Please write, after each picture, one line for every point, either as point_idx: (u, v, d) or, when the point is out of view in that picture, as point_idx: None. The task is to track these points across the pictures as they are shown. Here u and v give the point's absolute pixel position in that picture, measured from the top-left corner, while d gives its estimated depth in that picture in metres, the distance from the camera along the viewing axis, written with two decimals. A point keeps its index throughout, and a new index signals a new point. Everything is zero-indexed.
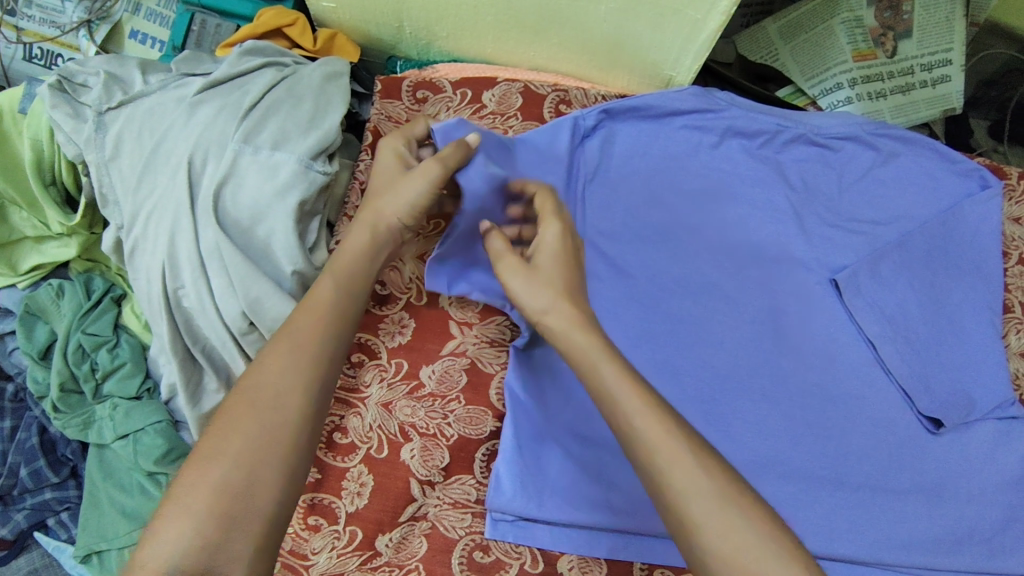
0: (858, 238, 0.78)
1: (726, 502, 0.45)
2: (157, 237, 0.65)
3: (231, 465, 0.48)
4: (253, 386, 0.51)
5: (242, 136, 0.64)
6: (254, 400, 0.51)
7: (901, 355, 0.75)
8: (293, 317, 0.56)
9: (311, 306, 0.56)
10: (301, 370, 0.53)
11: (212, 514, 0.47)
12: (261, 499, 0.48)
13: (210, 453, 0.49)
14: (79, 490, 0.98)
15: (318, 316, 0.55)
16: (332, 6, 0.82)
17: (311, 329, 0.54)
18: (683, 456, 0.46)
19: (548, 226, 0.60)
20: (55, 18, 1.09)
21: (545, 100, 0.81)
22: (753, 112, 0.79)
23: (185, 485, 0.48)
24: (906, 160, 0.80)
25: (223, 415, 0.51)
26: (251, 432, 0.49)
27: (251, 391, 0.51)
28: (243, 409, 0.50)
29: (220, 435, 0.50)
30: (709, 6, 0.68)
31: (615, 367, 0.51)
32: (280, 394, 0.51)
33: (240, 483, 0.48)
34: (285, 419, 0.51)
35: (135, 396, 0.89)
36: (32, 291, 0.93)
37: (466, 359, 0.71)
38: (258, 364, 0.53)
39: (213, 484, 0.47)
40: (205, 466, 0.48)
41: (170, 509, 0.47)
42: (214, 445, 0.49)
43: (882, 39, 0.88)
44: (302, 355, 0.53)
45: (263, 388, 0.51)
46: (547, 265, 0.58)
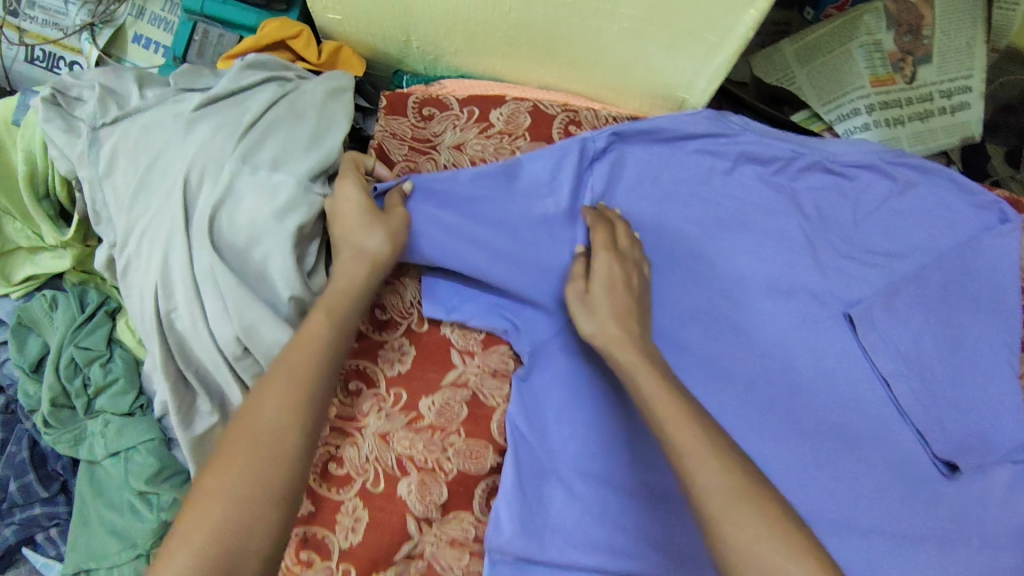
0: (873, 270, 0.76)
1: (742, 501, 0.48)
2: (151, 257, 0.63)
3: (229, 504, 0.47)
4: (250, 423, 0.51)
5: (241, 155, 0.61)
6: (254, 435, 0.50)
7: (914, 392, 0.74)
8: (288, 351, 0.55)
9: (305, 339, 0.55)
10: (300, 404, 0.52)
11: (210, 555, 0.45)
12: (259, 538, 0.47)
13: (208, 492, 0.48)
14: (69, 506, 0.96)
15: (313, 349, 0.55)
16: (338, 18, 0.80)
17: (307, 361, 0.54)
18: (705, 458, 0.50)
19: (600, 257, 0.66)
20: (59, 20, 1.07)
21: (554, 120, 0.79)
22: (768, 138, 0.77)
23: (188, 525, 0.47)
24: (926, 189, 0.77)
25: (224, 452, 0.50)
26: (253, 469, 0.49)
27: (252, 426, 0.51)
28: (243, 446, 0.50)
29: (222, 472, 0.49)
30: (726, 30, 0.65)
31: (650, 377, 0.57)
32: (277, 429, 0.51)
33: (242, 520, 0.47)
34: (284, 456, 0.50)
35: (127, 412, 0.87)
36: (25, 302, 0.91)
37: (466, 390, 0.68)
38: (254, 400, 0.52)
39: (213, 523, 0.46)
40: (209, 505, 0.47)
41: (168, 551, 0.46)
42: (216, 483, 0.48)
43: (901, 64, 0.86)
44: (299, 389, 0.53)
45: (263, 424, 0.51)
46: (602, 292, 0.64)
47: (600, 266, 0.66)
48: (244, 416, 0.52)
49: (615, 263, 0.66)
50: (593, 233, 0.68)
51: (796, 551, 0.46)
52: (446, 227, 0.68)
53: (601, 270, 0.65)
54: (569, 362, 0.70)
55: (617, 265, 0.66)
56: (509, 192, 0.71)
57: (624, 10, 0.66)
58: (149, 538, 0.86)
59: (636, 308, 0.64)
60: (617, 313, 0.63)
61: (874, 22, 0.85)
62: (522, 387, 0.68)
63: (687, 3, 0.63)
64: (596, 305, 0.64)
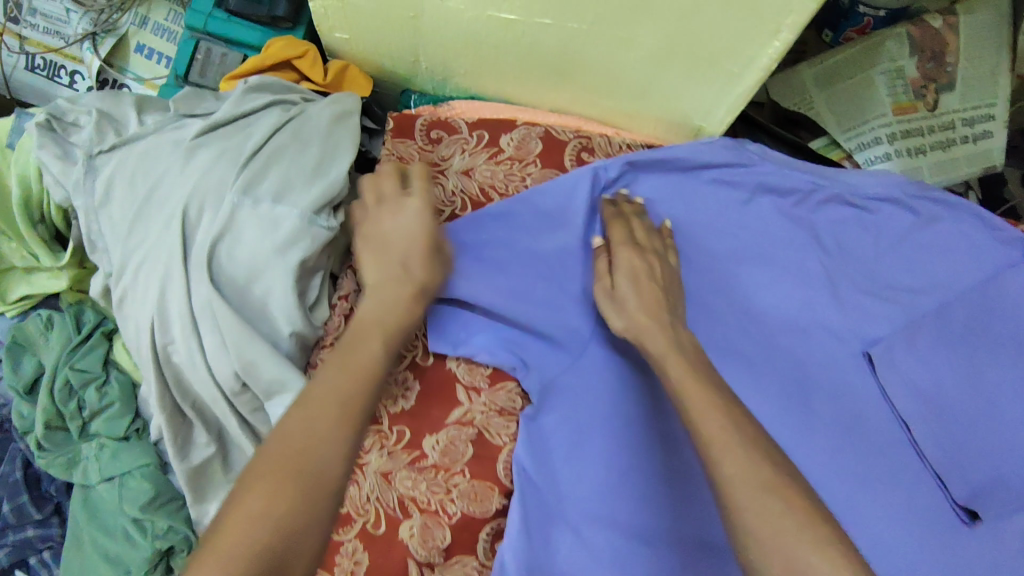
0: (892, 307, 0.73)
1: (769, 494, 0.44)
2: (147, 290, 0.61)
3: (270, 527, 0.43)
4: (297, 438, 0.46)
5: (242, 186, 0.59)
6: (301, 467, 0.45)
7: (934, 434, 0.71)
8: (333, 371, 0.50)
9: (356, 361, 0.50)
10: (351, 437, 0.47)
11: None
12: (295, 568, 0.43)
13: (249, 510, 0.43)
14: (62, 528, 0.93)
15: (363, 375, 0.50)
16: (345, 36, 0.77)
17: (359, 390, 0.49)
18: (734, 449, 0.47)
19: (622, 252, 0.65)
20: (61, 28, 1.05)
21: (566, 146, 0.76)
22: (784, 168, 0.75)
23: (218, 558, 0.41)
24: (949, 224, 0.74)
25: (265, 477, 0.44)
26: (298, 506, 0.44)
27: (297, 454, 0.46)
28: (290, 476, 0.44)
29: (262, 503, 0.43)
30: (746, 61, 0.63)
31: (679, 367, 0.55)
32: (328, 449, 0.46)
33: (280, 564, 0.42)
34: (329, 496, 0.45)
35: (123, 436, 0.85)
36: (20, 321, 0.89)
37: (472, 429, 0.66)
38: (298, 420, 0.47)
39: (252, 545, 0.42)
40: (246, 540, 0.42)
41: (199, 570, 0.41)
42: (258, 516, 0.43)
43: (923, 91, 0.83)
44: (353, 421, 0.48)
45: (311, 455, 0.45)
46: (626, 286, 0.63)
47: (623, 259, 0.65)
48: (286, 438, 0.46)
49: (637, 256, 0.65)
50: (611, 227, 0.67)
51: (821, 543, 0.42)
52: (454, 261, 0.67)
53: (625, 264, 0.64)
54: (579, 397, 0.67)
55: (640, 258, 0.65)
56: (522, 225, 0.70)
57: (642, 38, 0.64)
58: (144, 566, 0.82)
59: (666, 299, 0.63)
60: (646, 306, 0.61)
61: (896, 47, 0.82)
62: (530, 427, 0.66)
63: (709, 33, 0.61)
64: (624, 299, 0.63)
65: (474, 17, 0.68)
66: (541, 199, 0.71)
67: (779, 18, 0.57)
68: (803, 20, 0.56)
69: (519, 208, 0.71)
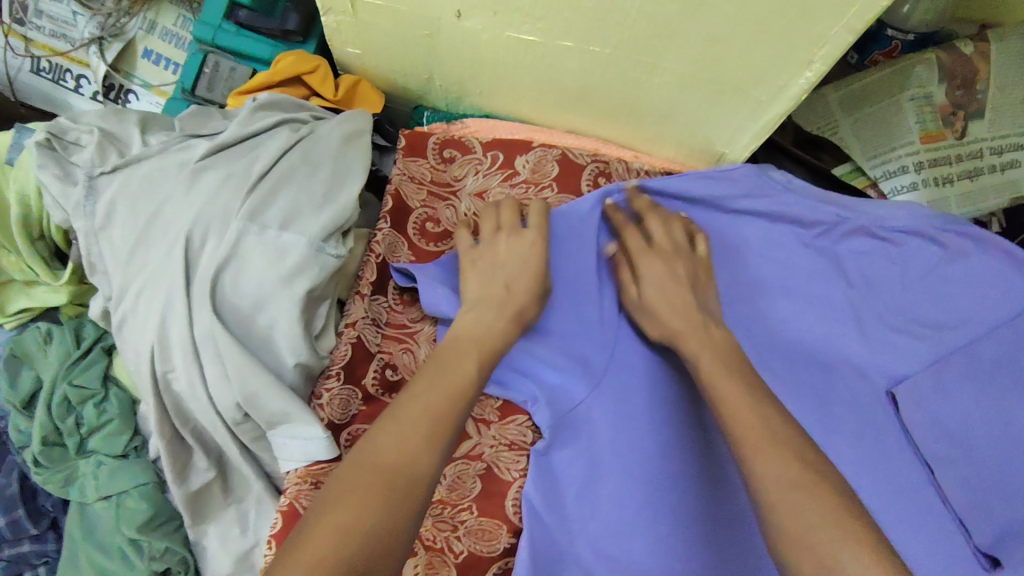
0: (918, 344, 0.70)
1: (795, 489, 0.45)
2: (147, 316, 0.59)
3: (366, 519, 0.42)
4: (389, 441, 0.46)
5: (249, 213, 0.57)
6: (393, 476, 0.44)
7: (961, 476, 0.68)
8: (423, 388, 0.50)
9: (445, 380, 0.51)
10: (439, 452, 0.47)
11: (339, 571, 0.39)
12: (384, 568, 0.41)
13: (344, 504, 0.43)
14: (58, 543, 0.91)
15: (449, 394, 0.50)
16: (358, 52, 0.75)
17: (446, 406, 0.49)
18: (762, 443, 0.48)
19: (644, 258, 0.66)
20: (66, 31, 1.02)
21: (584, 171, 0.74)
22: (811, 199, 0.72)
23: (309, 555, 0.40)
24: (980, 259, 0.71)
25: (357, 483, 0.44)
26: (386, 513, 0.43)
27: (387, 462, 0.45)
28: (383, 482, 0.44)
29: (354, 508, 0.42)
30: (775, 91, 0.61)
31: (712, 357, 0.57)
32: (417, 452, 0.46)
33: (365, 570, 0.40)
34: (415, 511, 0.44)
35: (121, 453, 0.83)
36: (19, 333, 0.87)
37: (481, 463, 0.64)
38: (388, 431, 0.47)
39: (347, 538, 0.41)
40: (337, 541, 0.41)
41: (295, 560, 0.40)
42: (348, 518, 0.42)
43: (951, 119, 0.81)
44: (442, 426, 0.48)
45: (402, 465, 0.45)
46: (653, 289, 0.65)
47: (647, 267, 0.66)
48: (379, 448, 0.46)
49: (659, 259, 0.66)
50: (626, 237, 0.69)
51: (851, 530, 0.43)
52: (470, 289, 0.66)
53: (650, 272, 0.65)
54: (593, 432, 0.64)
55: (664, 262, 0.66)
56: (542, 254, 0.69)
57: (667, 63, 0.62)
58: None
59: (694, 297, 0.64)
60: (674, 310, 0.63)
61: (925, 74, 0.80)
62: (540, 462, 0.63)
63: (738, 61, 0.58)
64: (652, 307, 0.64)
65: (493, 37, 0.65)
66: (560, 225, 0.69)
67: (813, 49, 0.55)
68: (837, 51, 0.54)
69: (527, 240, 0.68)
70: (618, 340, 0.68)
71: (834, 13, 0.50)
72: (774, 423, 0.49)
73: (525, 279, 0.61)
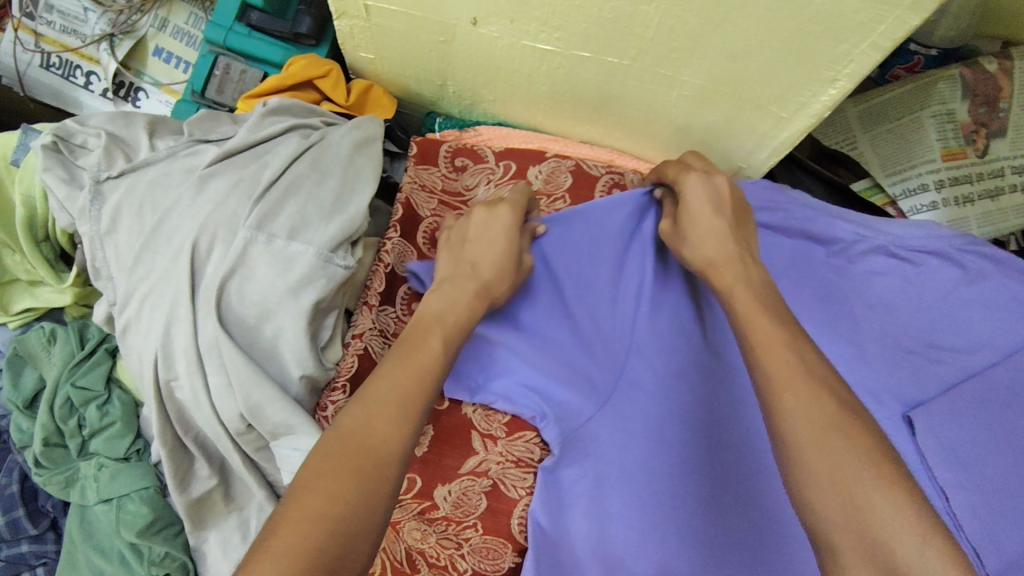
0: (939, 368, 0.68)
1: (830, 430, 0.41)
2: (152, 323, 0.59)
3: (339, 505, 0.41)
4: (357, 425, 0.45)
5: (255, 222, 0.56)
6: (365, 459, 0.43)
7: (978, 508, 0.63)
8: (388, 370, 0.49)
9: (415, 361, 0.50)
10: (409, 434, 0.46)
11: (313, 561, 0.38)
12: (360, 556, 0.40)
13: (314, 490, 0.41)
14: (58, 544, 0.90)
15: (417, 376, 0.49)
16: (370, 57, 0.74)
17: (417, 388, 0.48)
18: (796, 379, 0.44)
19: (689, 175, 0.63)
20: (78, 27, 1.01)
21: (597, 182, 0.74)
22: (828, 216, 0.71)
23: (280, 545, 0.38)
24: (998, 281, 0.68)
25: (327, 469, 0.42)
26: (357, 499, 0.41)
27: (356, 445, 0.44)
28: (353, 467, 0.43)
29: (326, 493, 0.41)
30: (797, 106, 0.59)
31: (747, 293, 0.54)
32: (388, 436, 0.45)
33: (339, 557, 0.39)
34: (386, 495, 0.43)
35: (123, 456, 0.81)
36: (22, 333, 0.86)
37: (487, 480, 0.63)
38: (357, 414, 0.46)
39: (320, 528, 0.39)
40: (309, 529, 0.39)
41: (265, 551, 0.38)
42: (319, 504, 0.40)
43: (973, 137, 0.79)
44: (411, 411, 0.47)
45: (373, 448, 0.44)
46: (696, 215, 0.61)
47: (690, 187, 0.62)
48: (347, 434, 0.45)
49: (706, 178, 0.62)
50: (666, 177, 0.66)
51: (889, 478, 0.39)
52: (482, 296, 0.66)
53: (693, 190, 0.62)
54: (600, 451, 0.62)
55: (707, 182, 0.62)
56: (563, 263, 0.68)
57: (687, 77, 0.61)
58: None
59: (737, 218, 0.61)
60: (713, 228, 0.59)
61: (948, 91, 0.78)
62: (547, 479, 0.62)
63: (759, 78, 0.57)
64: (686, 238, 0.61)
65: (508, 45, 0.64)
66: (570, 232, 0.68)
67: (837, 66, 0.53)
68: (862, 69, 0.53)
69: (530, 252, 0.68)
70: (630, 355, 0.65)
71: (861, 32, 0.49)
72: (812, 362, 0.46)
73: (491, 255, 0.60)
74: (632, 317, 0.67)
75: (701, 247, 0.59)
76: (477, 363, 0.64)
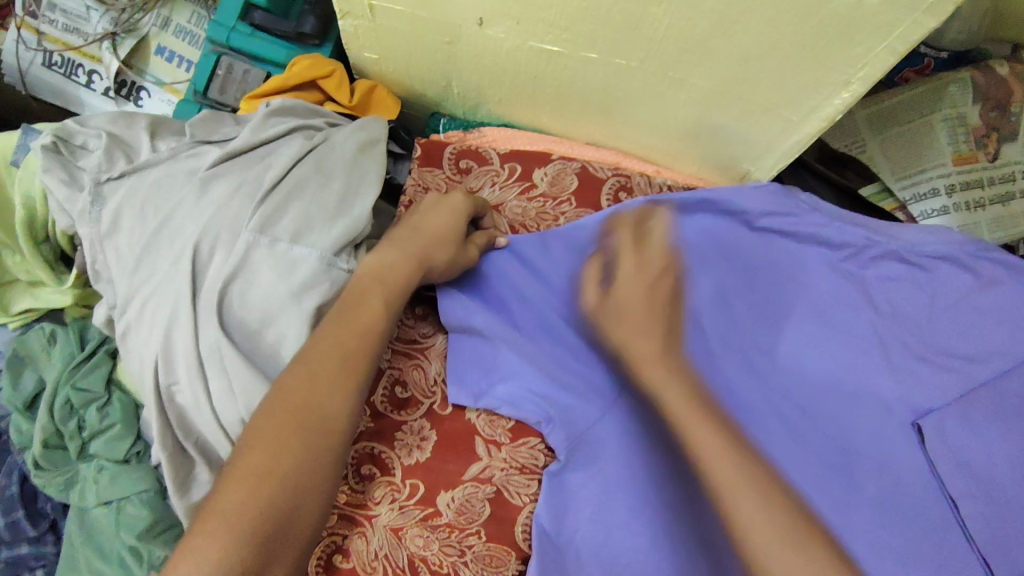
0: (947, 376, 0.67)
1: None
2: (152, 326, 0.58)
3: (278, 470, 0.47)
4: (298, 392, 0.50)
5: (258, 224, 0.56)
6: (308, 419, 0.49)
7: (990, 518, 0.62)
8: (329, 329, 0.53)
9: (354, 328, 0.53)
10: (350, 388, 0.52)
11: (255, 522, 0.46)
12: (303, 514, 0.48)
13: (255, 456, 0.48)
14: (57, 546, 0.89)
15: (360, 335, 0.53)
16: (374, 57, 0.73)
17: (361, 346, 0.53)
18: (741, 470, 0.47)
19: (625, 262, 0.67)
20: (80, 26, 1.01)
21: (603, 185, 0.73)
22: (838, 221, 0.70)
23: (227, 503, 0.46)
24: (1014, 289, 0.67)
25: (270, 432, 0.49)
26: (299, 456, 0.48)
27: (297, 406, 0.50)
28: (293, 428, 0.49)
29: (265, 458, 0.48)
30: (808, 110, 0.59)
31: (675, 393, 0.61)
32: (325, 402, 0.50)
33: (288, 506, 0.47)
34: (328, 457, 0.50)
35: (122, 459, 0.80)
36: (22, 334, 0.86)
37: (490, 487, 0.62)
38: (296, 381, 0.51)
39: (261, 492, 0.46)
40: (255, 486, 0.47)
41: (215, 515, 0.46)
42: (263, 463, 0.47)
43: (984, 140, 0.78)
44: (350, 376, 0.52)
45: (313, 407, 0.50)
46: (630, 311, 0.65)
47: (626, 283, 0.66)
48: (290, 393, 0.50)
49: (640, 270, 0.67)
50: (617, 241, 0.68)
51: None
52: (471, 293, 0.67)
53: (625, 286, 0.66)
54: (610, 456, 0.61)
55: (638, 278, 0.66)
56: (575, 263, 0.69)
57: (696, 80, 0.60)
58: None
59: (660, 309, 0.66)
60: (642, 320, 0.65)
61: (959, 94, 0.77)
62: (552, 484, 0.61)
63: (772, 81, 0.56)
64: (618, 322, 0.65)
65: (515, 47, 0.64)
66: (571, 237, 0.69)
67: (851, 70, 0.53)
68: (876, 73, 0.53)
69: (529, 252, 0.69)
70: None
71: (876, 36, 0.49)
72: None
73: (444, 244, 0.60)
74: None
75: (629, 343, 0.63)
76: (478, 361, 0.64)
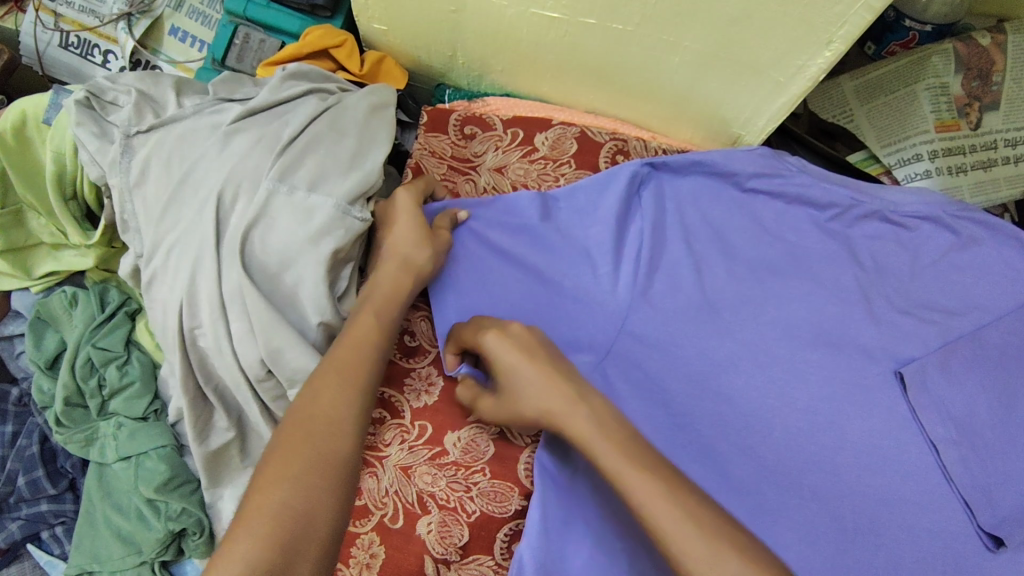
0: (928, 326, 0.70)
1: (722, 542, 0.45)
2: (177, 272, 0.61)
3: (292, 475, 0.48)
4: (303, 408, 0.52)
5: (278, 174, 0.60)
6: (312, 426, 0.51)
7: (967, 460, 0.65)
8: (333, 352, 0.56)
9: (351, 346, 0.56)
10: (351, 397, 0.54)
11: (274, 526, 0.46)
12: (321, 515, 0.48)
13: (270, 471, 0.49)
14: (76, 504, 0.92)
15: (358, 350, 0.56)
16: (383, 28, 0.77)
17: (357, 358, 0.56)
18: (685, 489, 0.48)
19: (485, 336, 0.59)
20: (96, 7, 1.04)
21: (602, 148, 0.77)
22: (825, 182, 0.74)
23: (245, 516, 0.47)
24: (991, 248, 0.71)
25: (279, 446, 0.50)
26: (310, 461, 0.49)
27: (305, 419, 0.51)
28: (300, 438, 0.50)
29: (278, 466, 0.49)
30: (795, 70, 0.62)
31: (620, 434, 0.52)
32: (330, 411, 0.52)
33: (303, 508, 0.47)
34: (339, 462, 0.50)
35: (141, 416, 0.83)
36: (44, 297, 0.89)
37: (495, 428, 0.66)
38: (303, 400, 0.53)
39: (276, 498, 0.47)
40: (271, 492, 0.48)
41: (236, 529, 0.46)
42: (277, 470, 0.49)
43: (966, 109, 0.83)
44: (353, 385, 0.54)
45: (318, 417, 0.52)
46: (509, 379, 0.57)
47: (491, 346, 0.58)
48: (297, 411, 0.52)
49: (500, 332, 0.59)
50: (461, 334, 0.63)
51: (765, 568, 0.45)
52: (467, 251, 0.70)
53: (499, 349, 0.58)
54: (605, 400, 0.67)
55: (505, 337, 0.58)
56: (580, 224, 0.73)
57: (689, 42, 0.63)
58: (155, 547, 0.81)
59: (542, 363, 0.57)
60: (534, 380, 0.56)
61: (941, 65, 0.82)
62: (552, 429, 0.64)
63: (759, 40, 0.60)
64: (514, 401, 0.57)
65: (517, 13, 0.67)
66: (572, 203, 0.73)
67: (833, 27, 0.56)
68: (856, 31, 0.56)
69: (525, 202, 0.72)
70: (629, 313, 0.69)
71: None
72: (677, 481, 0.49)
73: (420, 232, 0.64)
74: (632, 281, 0.71)
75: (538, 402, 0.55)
76: (481, 287, 0.69)
